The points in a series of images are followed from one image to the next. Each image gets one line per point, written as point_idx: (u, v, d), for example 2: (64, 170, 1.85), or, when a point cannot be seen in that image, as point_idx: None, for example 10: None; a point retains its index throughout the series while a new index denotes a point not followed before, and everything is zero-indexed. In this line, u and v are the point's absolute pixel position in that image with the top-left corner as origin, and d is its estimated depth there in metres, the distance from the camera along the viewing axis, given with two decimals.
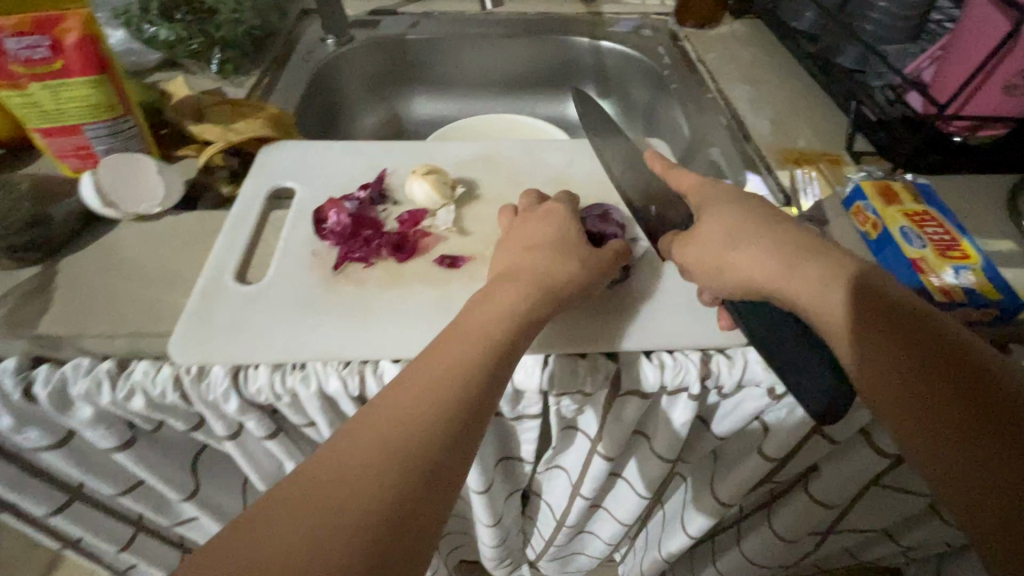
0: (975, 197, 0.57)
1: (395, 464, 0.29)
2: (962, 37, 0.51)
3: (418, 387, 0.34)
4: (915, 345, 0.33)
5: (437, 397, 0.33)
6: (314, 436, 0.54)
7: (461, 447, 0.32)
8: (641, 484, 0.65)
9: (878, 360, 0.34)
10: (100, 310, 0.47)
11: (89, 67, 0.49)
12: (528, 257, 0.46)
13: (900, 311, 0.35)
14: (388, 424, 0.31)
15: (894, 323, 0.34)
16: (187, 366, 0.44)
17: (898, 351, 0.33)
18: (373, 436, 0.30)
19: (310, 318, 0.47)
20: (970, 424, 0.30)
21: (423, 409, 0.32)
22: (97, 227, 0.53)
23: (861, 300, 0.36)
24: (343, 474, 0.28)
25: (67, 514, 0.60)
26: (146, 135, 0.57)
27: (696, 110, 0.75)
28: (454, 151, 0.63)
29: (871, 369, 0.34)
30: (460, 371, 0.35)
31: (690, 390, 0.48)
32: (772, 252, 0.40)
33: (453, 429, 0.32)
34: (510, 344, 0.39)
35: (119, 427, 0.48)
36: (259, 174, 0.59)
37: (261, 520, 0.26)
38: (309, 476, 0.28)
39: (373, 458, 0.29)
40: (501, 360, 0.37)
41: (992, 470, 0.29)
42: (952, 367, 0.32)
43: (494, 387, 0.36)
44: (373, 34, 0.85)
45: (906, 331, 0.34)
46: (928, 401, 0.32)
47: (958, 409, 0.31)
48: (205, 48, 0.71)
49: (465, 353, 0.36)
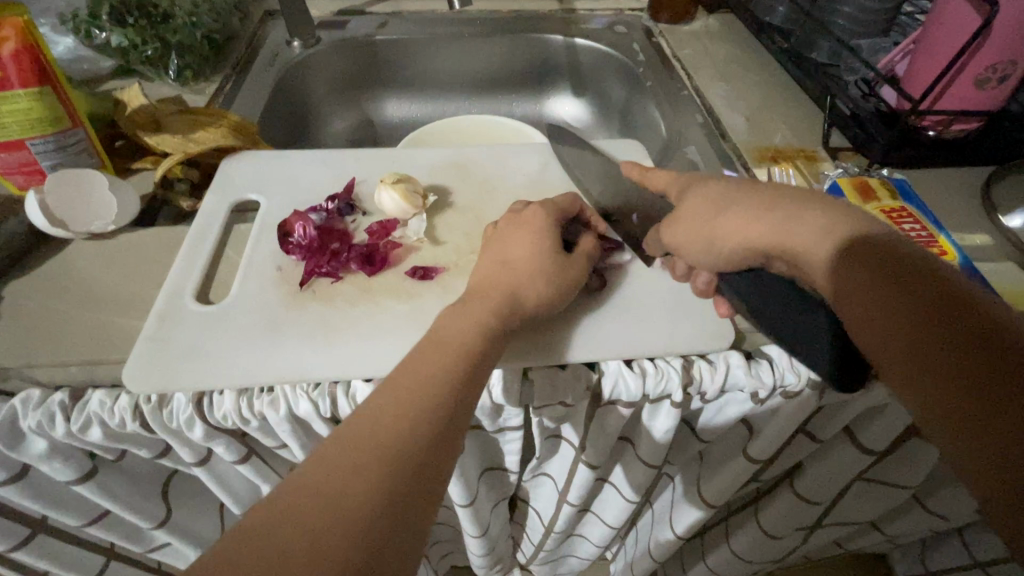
0: (950, 192, 0.57)
1: (357, 497, 0.27)
2: (929, 31, 0.52)
3: (379, 412, 0.31)
4: (897, 276, 0.33)
5: (399, 423, 0.31)
6: (289, 458, 0.52)
7: (428, 480, 0.30)
8: (628, 488, 0.64)
9: (857, 293, 0.34)
10: (50, 338, 0.44)
11: (29, 79, 0.46)
12: (494, 273, 0.44)
13: (886, 246, 0.35)
14: (343, 453, 0.29)
15: (893, 269, 0.33)
16: (146, 395, 0.42)
17: (894, 295, 0.33)
18: (333, 468, 0.28)
19: (278, 340, 0.45)
20: (956, 352, 0.30)
21: (383, 435, 0.30)
22: (48, 247, 0.50)
23: (859, 250, 0.35)
24: (302, 510, 0.26)
25: (30, 549, 0.56)
26: (97, 147, 0.54)
27: (672, 108, 0.74)
28: (425, 158, 0.61)
29: (851, 304, 0.35)
30: (422, 395, 0.33)
31: (672, 398, 0.47)
32: (751, 224, 0.39)
33: (415, 460, 0.30)
34: (476, 360, 0.36)
35: (77, 458, 0.46)
36: (220, 187, 0.56)
37: (228, 551, 0.25)
38: (269, 513, 0.27)
39: (332, 491, 0.27)
40: (466, 380, 0.35)
41: (977, 398, 0.28)
42: (937, 296, 0.32)
43: (467, 392, 0.34)
44: (339, 36, 0.83)
45: (888, 265, 0.34)
46: (911, 331, 0.32)
47: (942, 338, 0.30)
48: (161, 53, 0.67)
49: (431, 373, 0.34)
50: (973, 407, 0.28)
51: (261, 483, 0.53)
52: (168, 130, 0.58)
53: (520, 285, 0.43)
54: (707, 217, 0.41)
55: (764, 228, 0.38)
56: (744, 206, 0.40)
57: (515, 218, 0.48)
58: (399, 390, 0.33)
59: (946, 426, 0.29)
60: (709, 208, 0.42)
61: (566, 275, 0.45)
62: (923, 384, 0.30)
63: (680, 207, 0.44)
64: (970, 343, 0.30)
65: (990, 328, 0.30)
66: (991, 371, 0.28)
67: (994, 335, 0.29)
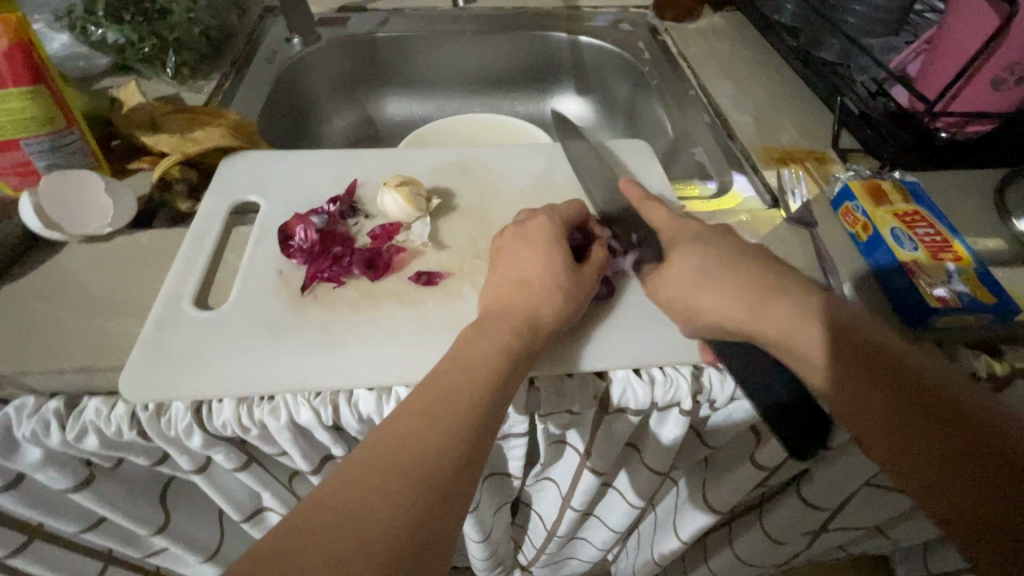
0: (962, 195, 0.56)
1: (389, 517, 0.28)
2: (946, 31, 0.50)
3: (408, 429, 0.32)
4: (892, 379, 0.34)
5: (428, 443, 0.31)
6: (290, 465, 0.51)
7: (453, 501, 0.30)
8: (633, 494, 0.63)
9: (862, 399, 0.34)
10: (45, 345, 0.43)
11: (21, 77, 0.45)
12: (506, 292, 0.43)
13: (859, 339, 0.36)
14: (375, 471, 0.30)
15: (873, 364, 0.35)
16: (144, 403, 0.41)
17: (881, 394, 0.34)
18: (363, 486, 0.29)
19: (277, 347, 0.44)
20: (965, 465, 0.31)
21: (412, 454, 0.31)
22: (42, 249, 0.49)
23: (839, 343, 0.36)
24: (333, 526, 0.27)
25: (26, 555, 0.56)
26: (93, 148, 0.53)
27: (679, 107, 0.73)
28: (427, 159, 0.60)
29: (852, 409, 0.34)
30: (447, 415, 0.33)
31: (681, 406, 0.46)
32: (731, 299, 0.40)
33: (443, 481, 0.30)
34: (500, 378, 0.37)
35: (74, 466, 0.45)
36: (218, 189, 0.55)
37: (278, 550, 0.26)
38: (302, 527, 0.27)
39: (364, 510, 0.28)
40: (493, 401, 0.35)
41: (995, 513, 0.29)
42: (936, 405, 0.33)
43: (492, 411, 0.35)
44: (339, 32, 0.81)
45: (884, 369, 0.34)
46: (921, 440, 0.32)
47: (951, 448, 0.31)
48: (158, 51, 0.66)
49: (458, 393, 0.34)
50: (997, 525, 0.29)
51: (261, 490, 0.52)
52: (165, 130, 0.57)
53: (530, 292, 0.42)
54: (689, 284, 0.43)
55: (742, 301, 0.40)
56: (724, 280, 0.41)
57: (524, 225, 0.48)
58: (425, 409, 0.33)
59: (975, 545, 0.29)
60: (693, 271, 0.43)
61: (573, 281, 0.44)
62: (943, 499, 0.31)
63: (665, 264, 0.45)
64: (978, 454, 0.31)
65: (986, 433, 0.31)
66: (1001, 484, 0.30)
67: (994, 442, 0.31)
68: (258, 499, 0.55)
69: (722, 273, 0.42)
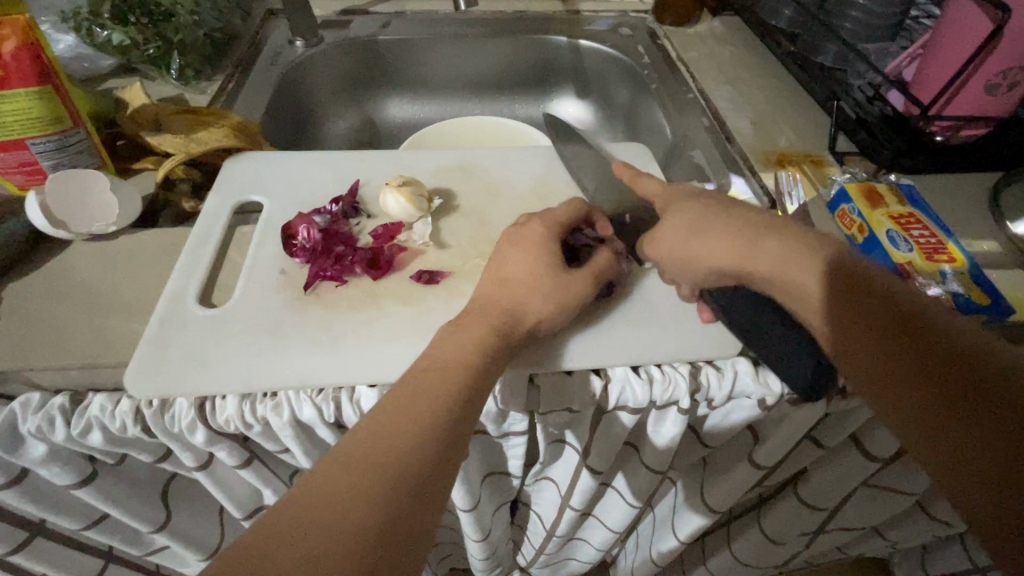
0: (957, 198, 0.57)
1: (369, 510, 0.28)
2: (940, 37, 0.51)
3: (379, 434, 0.32)
4: (896, 325, 0.33)
5: (396, 447, 0.31)
6: (291, 462, 0.51)
7: (433, 495, 0.31)
8: (631, 493, 0.64)
9: (859, 345, 0.33)
10: (49, 341, 0.43)
11: (29, 77, 0.45)
12: (505, 291, 0.44)
13: (861, 280, 0.35)
14: (345, 476, 0.30)
15: (872, 304, 0.34)
16: (148, 399, 0.42)
17: (870, 331, 0.33)
18: (330, 490, 0.29)
19: (279, 345, 0.45)
20: (964, 410, 0.29)
21: (381, 458, 0.31)
22: (47, 248, 0.50)
23: (836, 284, 0.36)
24: (294, 534, 0.27)
25: (28, 552, 0.56)
26: (98, 147, 0.53)
27: (678, 111, 0.73)
28: (429, 160, 0.61)
29: (849, 355, 0.34)
30: (418, 419, 0.33)
31: (679, 404, 0.47)
32: (721, 247, 0.41)
33: (416, 482, 0.30)
34: (474, 381, 0.37)
35: (77, 462, 0.45)
36: (222, 189, 0.56)
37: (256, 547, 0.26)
38: (261, 538, 0.27)
39: (329, 515, 0.28)
40: (465, 403, 0.35)
41: (991, 457, 0.27)
42: (942, 350, 0.31)
43: (471, 408, 0.36)
44: (342, 35, 0.82)
45: (887, 315, 0.33)
46: (918, 384, 0.31)
47: (948, 393, 0.30)
48: (162, 53, 0.67)
49: (428, 395, 0.35)
50: (991, 468, 0.27)
51: (263, 488, 0.53)
52: (169, 130, 0.58)
53: (528, 292, 0.43)
54: (682, 240, 0.44)
55: (733, 252, 0.41)
56: (716, 230, 0.42)
57: (523, 226, 0.48)
58: (397, 412, 0.33)
59: (964, 489, 0.28)
60: (689, 228, 0.44)
61: (571, 281, 0.45)
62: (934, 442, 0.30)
63: (662, 225, 0.46)
64: (980, 397, 0.29)
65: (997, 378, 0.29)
66: (1003, 429, 0.28)
67: (1002, 387, 0.28)
68: (260, 497, 0.55)
69: (715, 227, 0.42)
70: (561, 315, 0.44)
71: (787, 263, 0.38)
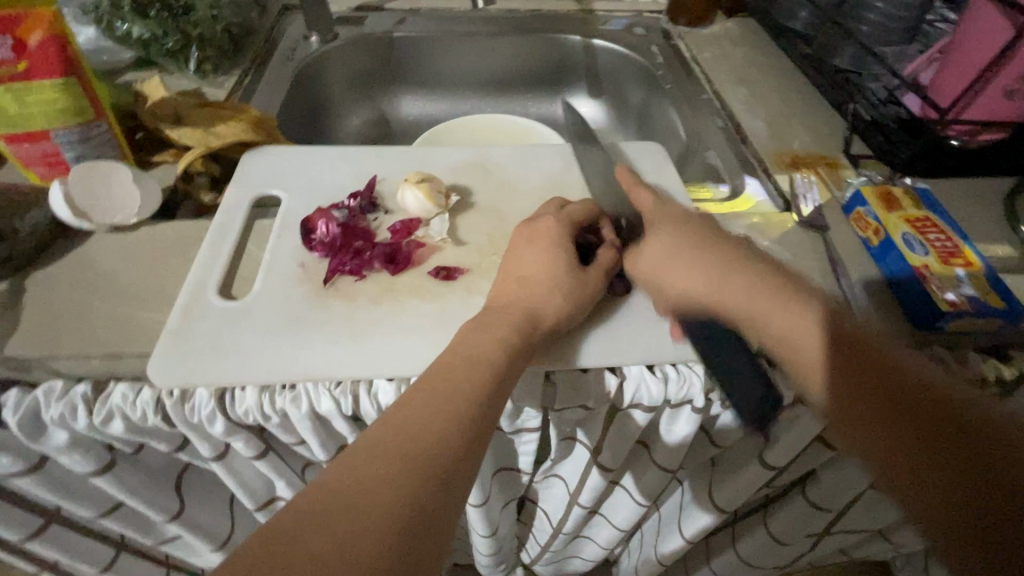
0: (973, 203, 0.57)
1: (390, 502, 0.29)
2: (960, 41, 0.51)
3: (410, 424, 0.33)
4: (883, 384, 0.36)
5: (419, 441, 0.32)
6: (305, 455, 0.52)
7: (454, 489, 0.32)
8: (640, 492, 0.64)
9: (854, 404, 0.36)
10: (73, 331, 0.44)
11: (55, 69, 0.45)
12: (523, 290, 0.44)
13: (857, 339, 0.38)
14: (377, 465, 0.31)
15: (865, 362, 0.37)
16: (169, 389, 0.42)
17: (862, 392, 0.36)
18: (362, 477, 0.30)
19: (299, 338, 0.45)
20: (936, 454, 0.33)
21: (411, 446, 0.32)
22: (67, 238, 0.50)
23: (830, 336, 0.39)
24: (332, 519, 0.28)
25: (44, 539, 0.56)
26: (119, 140, 0.54)
27: (692, 112, 0.74)
28: (446, 158, 0.61)
29: (844, 414, 0.37)
30: (447, 410, 0.34)
31: (694, 403, 0.47)
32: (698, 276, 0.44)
33: (443, 473, 0.31)
34: (497, 375, 0.38)
35: (97, 450, 0.46)
36: (241, 182, 0.56)
37: (279, 539, 0.27)
38: (302, 520, 0.28)
39: (361, 501, 0.29)
40: (489, 396, 0.36)
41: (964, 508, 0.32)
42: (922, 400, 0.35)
43: (490, 404, 0.36)
44: (357, 32, 0.83)
45: (878, 369, 0.37)
46: (906, 434, 0.34)
47: (916, 433, 0.34)
48: (182, 46, 0.67)
49: (449, 391, 0.35)
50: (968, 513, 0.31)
51: (277, 479, 0.53)
52: (189, 124, 0.58)
53: (541, 290, 0.43)
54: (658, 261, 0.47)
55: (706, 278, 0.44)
56: None
57: (542, 226, 0.48)
58: (425, 403, 0.34)
59: (942, 519, 0.32)
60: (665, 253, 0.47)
61: (585, 279, 0.45)
62: (921, 496, 0.33)
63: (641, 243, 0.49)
64: (964, 453, 0.33)
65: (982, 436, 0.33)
66: (975, 487, 0.32)
67: (987, 450, 0.33)
68: (274, 488, 0.56)
69: (689, 258, 0.46)
70: (574, 313, 0.44)
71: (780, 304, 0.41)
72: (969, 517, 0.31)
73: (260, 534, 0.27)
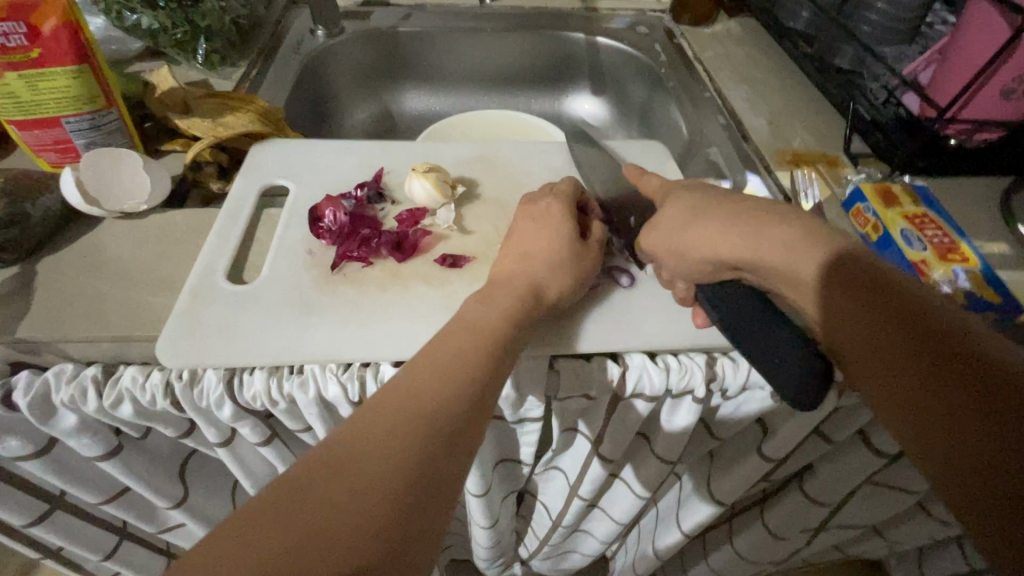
0: (970, 201, 0.58)
1: (397, 462, 0.30)
2: (959, 42, 0.52)
3: (417, 388, 0.34)
4: (887, 312, 0.34)
5: (427, 404, 0.33)
6: (311, 442, 0.52)
7: (458, 451, 0.32)
8: (640, 484, 0.64)
9: (848, 334, 0.35)
10: (83, 315, 0.44)
11: (67, 56, 0.46)
12: (518, 269, 0.44)
13: (866, 271, 0.36)
14: (384, 425, 0.31)
15: (871, 290, 0.35)
16: (178, 372, 0.43)
17: (867, 318, 0.34)
18: (374, 437, 0.31)
19: (308, 322, 0.46)
20: (939, 365, 0.31)
21: (420, 409, 0.33)
22: (76, 225, 0.51)
23: (836, 269, 0.37)
24: (340, 476, 0.29)
25: (48, 524, 0.57)
26: (128, 128, 0.54)
27: (694, 108, 0.74)
28: (451, 151, 0.62)
29: (849, 345, 0.35)
30: (453, 378, 0.35)
31: (694, 394, 0.48)
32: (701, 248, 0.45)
33: (447, 436, 0.32)
34: (500, 349, 0.38)
35: (105, 435, 0.47)
36: (250, 172, 0.57)
37: (289, 495, 0.28)
38: (313, 476, 0.29)
39: (371, 459, 0.30)
40: (493, 367, 0.37)
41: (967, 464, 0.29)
42: (923, 324, 0.33)
43: (493, 374, 0.37)
44: (362, 26, 0.83)
45: (887, 297, 0.34)
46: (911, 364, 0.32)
47: (912, 354, 0.32)
48: (190, 37, 0.67)
49: (456, 359, 0.36)
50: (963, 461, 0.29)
51: (281, 466, 0.54)
52: (198, 114, 0.59)
53: (545, 275, 0.44)
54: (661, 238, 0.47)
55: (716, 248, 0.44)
56: (733, 203, 0.43)
57: (543, 210, 0.49)
58: (432, 371, 0.35)
59: (932, 442, 0.30)
60: (677, 217, 0.45)
61: (587, 269, 0.46)
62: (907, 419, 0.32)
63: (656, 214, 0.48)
64: (974, 401, 0.30)
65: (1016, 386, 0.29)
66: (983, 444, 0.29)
67: (991, 366, 0.30)
68: (277, 476, 0.56)
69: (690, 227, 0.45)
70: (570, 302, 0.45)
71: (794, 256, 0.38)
72: (967, 439, 0.29)
73: (271, 487, 0.28)
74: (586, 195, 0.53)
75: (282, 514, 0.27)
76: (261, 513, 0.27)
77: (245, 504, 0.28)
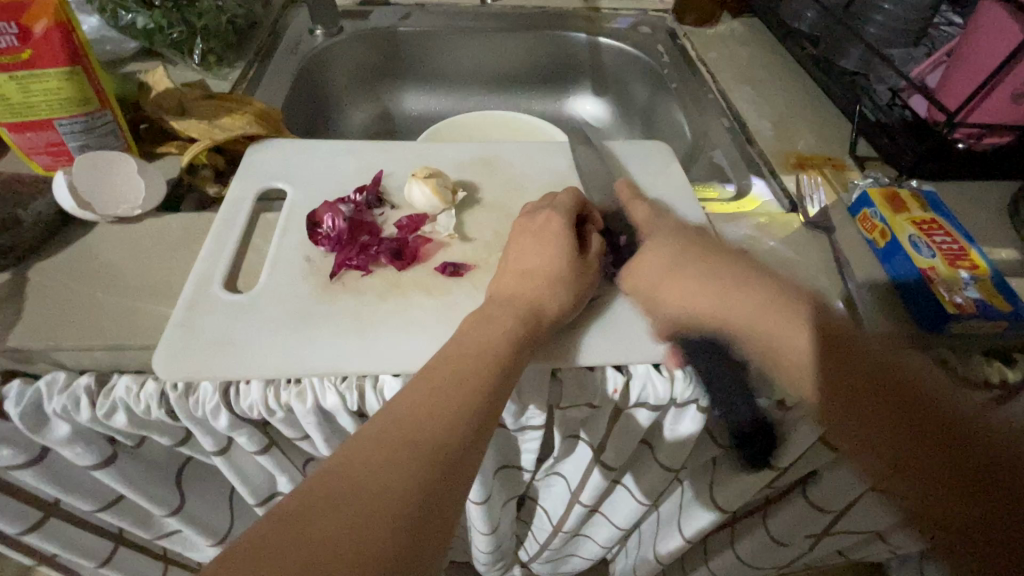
0: (977, 206, 0.57)
1: (397, 490, 0.29)
2: (971, 44, 0.51)
3: (410, 416, 0.33)
4: (874, 386, 0.37)
5: (428, 428, 0.32)
6: (310, 451, 0.52)
7: (459, 476, 0.31)
8: (641, 491, 0.64)
9: (845, 409, 0.38)
10: (76, 323, 0.43)
11: (59, 58, 0.45)
12: (519, 285, 0.43)
13: (849, 344, 0.39)
14: (382, 449, 0.30)
15: (859, 367, 0.38)
16: (173, 383, 0.42)
17: (864, 394, 0.37)
18: (373, 463, 0.30)
19: (305, 332, 0.45)
20: (928, 442, 0.35)
21: (420, 435, 0.32)
22: (69, 229, 0.50)
23: (827, 345, 0.40)
24: (338, 506, 0.27)
25: (43, 531, 0.56)
26: (123, 130, 0.53)
27: (698, 111, 0.74)
28: (452, 153, 0.61)
29: (841, 420, 0.38)
30: (453, 400, 0.34)
31: (700, 402, 0.47)
32: None
33: (448, 462, 0.31)
34: (501, 365, 0.37)
35: (99, 443, 0.46)
36: (247, 174, 0.56)
37: (285, 526, 0.26)
38: (310, 504, 0.27)
39: (370, 486, 0.29)
40: (495, 389, 0.36)
41: (980, 550, 0.32)
42: (910, 398, 0.36)
43: (495, 396, 0.36)
44: (362, 26, 0.83)
45: (873, 371, 0.38)
46: (901, 436, 0.36)
47: (898, 428, 0.36)
48: (186, 37, 0.66)
49: (455, 381, 0.35)
50: (962, 529, 0.33)
51: (278, 474, 0.53)
52: (194, 115, 0.58)
53: (546, 285, 0.43)
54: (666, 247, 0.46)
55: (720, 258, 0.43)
56: None
57: (543, 218, 0.48)
58: (430, 394, 0.34)
59: (934, 517, 0.34)
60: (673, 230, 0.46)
61: (585, 278, 0.45)
62: (909, 491, 0.35)
63: None
64: (959, 474, 0.34)
65: (989, 460, 0.33)
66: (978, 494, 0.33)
67: (967, 440, 0.34)
68: (274, 484, 0.56)
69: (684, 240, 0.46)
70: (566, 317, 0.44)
71: (779, 317, 0.43)
72: (960, 509, 0.33)
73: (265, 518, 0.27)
74: (587, 203, 0.52)
75: (277, 548, 0.25)
76: (256, 545, 0.26)
77: (239, 536, 0.26)
